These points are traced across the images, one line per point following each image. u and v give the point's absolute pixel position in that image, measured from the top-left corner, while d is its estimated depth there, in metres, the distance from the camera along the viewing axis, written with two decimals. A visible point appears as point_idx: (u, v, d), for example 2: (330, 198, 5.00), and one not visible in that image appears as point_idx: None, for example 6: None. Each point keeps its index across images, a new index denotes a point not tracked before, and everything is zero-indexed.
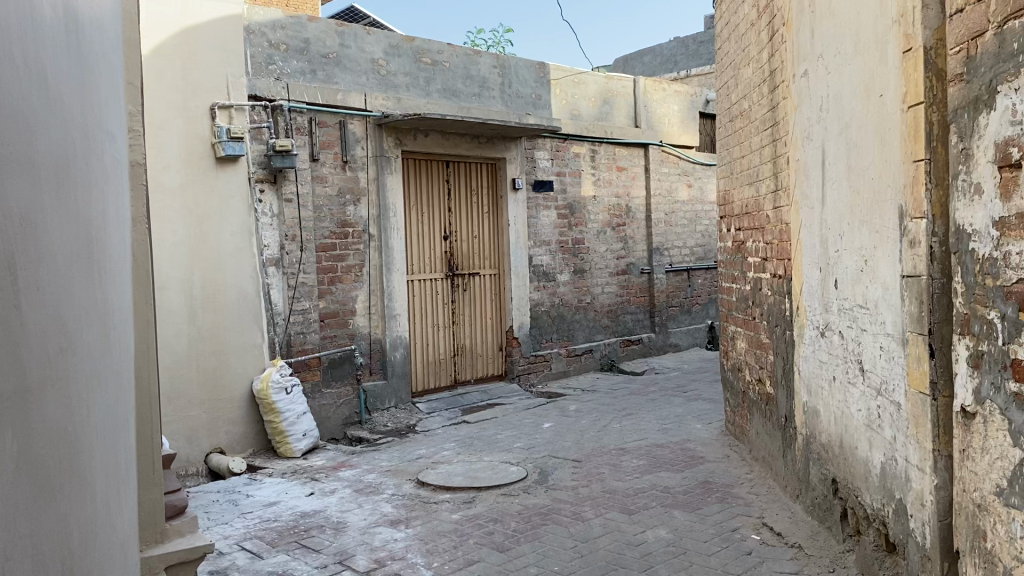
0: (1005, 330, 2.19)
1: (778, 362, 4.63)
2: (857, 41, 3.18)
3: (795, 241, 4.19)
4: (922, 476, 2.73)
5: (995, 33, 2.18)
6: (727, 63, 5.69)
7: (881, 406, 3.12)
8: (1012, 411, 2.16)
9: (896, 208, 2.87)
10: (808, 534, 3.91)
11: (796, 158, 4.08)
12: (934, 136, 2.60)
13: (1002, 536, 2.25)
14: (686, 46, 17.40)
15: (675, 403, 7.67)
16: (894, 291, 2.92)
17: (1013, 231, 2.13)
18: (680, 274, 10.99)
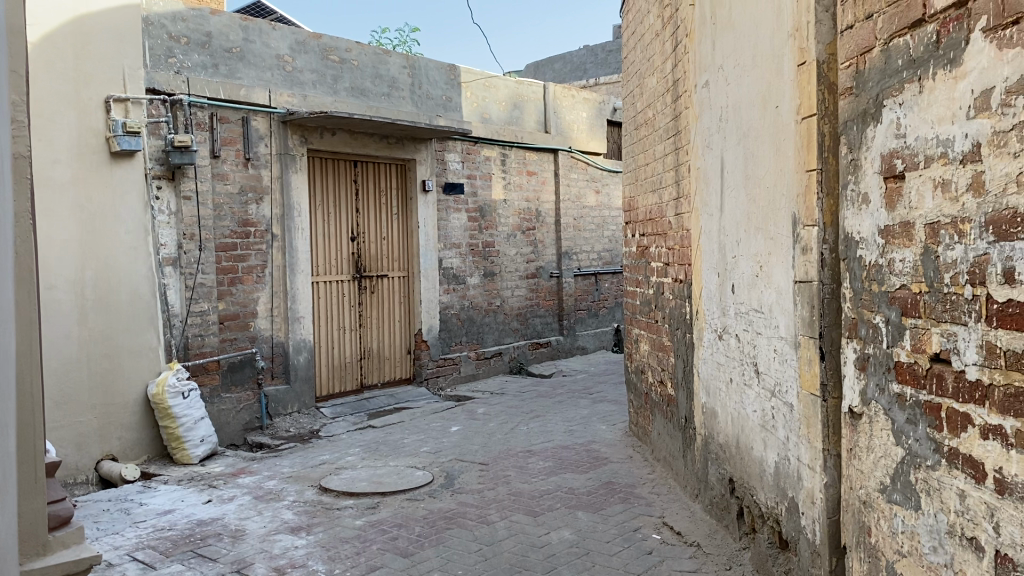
0: (889, 333, 2.28)
1: (679, 364, 4.73)
2: (755, 52, 3.28)
3: (695, 246, 4.29)
4: (813, 475, 2.83)
5: (881, 49, 2.28)
6: (632, 71, 5.79)
7: (775, 407, 3.22)
8: (894, 411, 2.26)
9: (790, 215, 2.97)
10: (706, 532, 4.00)
11: (697, 166, 4.18)
12: (826, 146, 2.70)
13: (885, 532, 2.35)
14: (595, 54, 17.72)
15: (581, 405, 7.76)
16: (788, 295, 3.02)
17: (896, 240, 2.23)
18: (588, 278, 11.14)
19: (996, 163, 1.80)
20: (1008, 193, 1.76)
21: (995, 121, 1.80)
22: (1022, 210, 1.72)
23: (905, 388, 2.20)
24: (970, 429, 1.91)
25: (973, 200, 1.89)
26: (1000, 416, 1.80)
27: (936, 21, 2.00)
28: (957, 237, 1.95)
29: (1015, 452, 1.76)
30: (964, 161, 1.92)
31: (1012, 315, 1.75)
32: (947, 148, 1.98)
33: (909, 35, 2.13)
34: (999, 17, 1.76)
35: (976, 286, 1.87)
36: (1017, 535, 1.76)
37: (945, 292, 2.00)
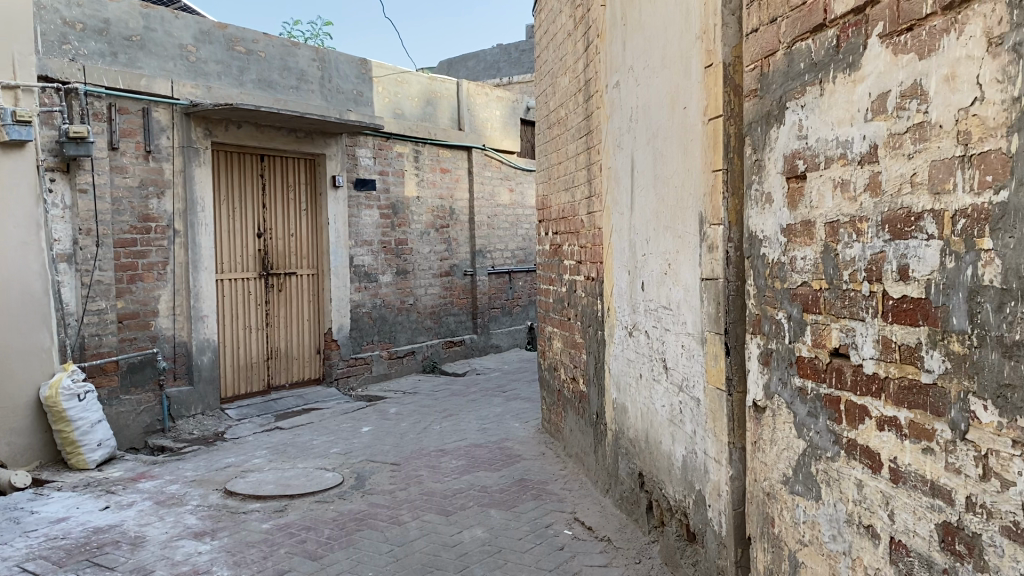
0: (791, 329, 2.35)
1: (591, 361, 4.78)
2: (664, 53, 3.32)
3: (606, 245, 4.34)
4: (718, 468, 2.90)
5: (784, 52, 2.34)
6: (545, 71, 5.82)
7: (683, 402, 3.28)
8: (796, 405, 2.33)
9: (696, 214, 3.02)
10: (617, 527, 4.05)
11: (608, 165, 4.22)
12: (731, 147, 2.76)
13: (788, 522, 2.41)
14: (508, 53, 17.80)
15: (494, 403, 7.76)
16: (694, 292, 3.08)
17: (798, 238, 2.29)
18: (501, 276, 11.16)
19: (892, 163, 1.86)
20: (903, 194, 1.83)
21: (891, 124, 1.86)
22: (915, 209, 1.78)
23: (807, 381, 2.26)
24: (867, 421, 1.98)
25: (870, 200, 1.95)
26: (895, 407, 1.87)
27: (835, 25, 2.06)
28: (855, 236, 2.01)
29: (908, 442, 1.82)
30: (862, 162, 1.98)
31: (906, 309, 1.82)
32: (845, 149, 2.05)
33: (811, 39, 2.19)
34: (896, 22, 1.82)
35: (873, 283, 1.94)
36: (910, 522, 1.83)
37: (845, 289, 2.06)
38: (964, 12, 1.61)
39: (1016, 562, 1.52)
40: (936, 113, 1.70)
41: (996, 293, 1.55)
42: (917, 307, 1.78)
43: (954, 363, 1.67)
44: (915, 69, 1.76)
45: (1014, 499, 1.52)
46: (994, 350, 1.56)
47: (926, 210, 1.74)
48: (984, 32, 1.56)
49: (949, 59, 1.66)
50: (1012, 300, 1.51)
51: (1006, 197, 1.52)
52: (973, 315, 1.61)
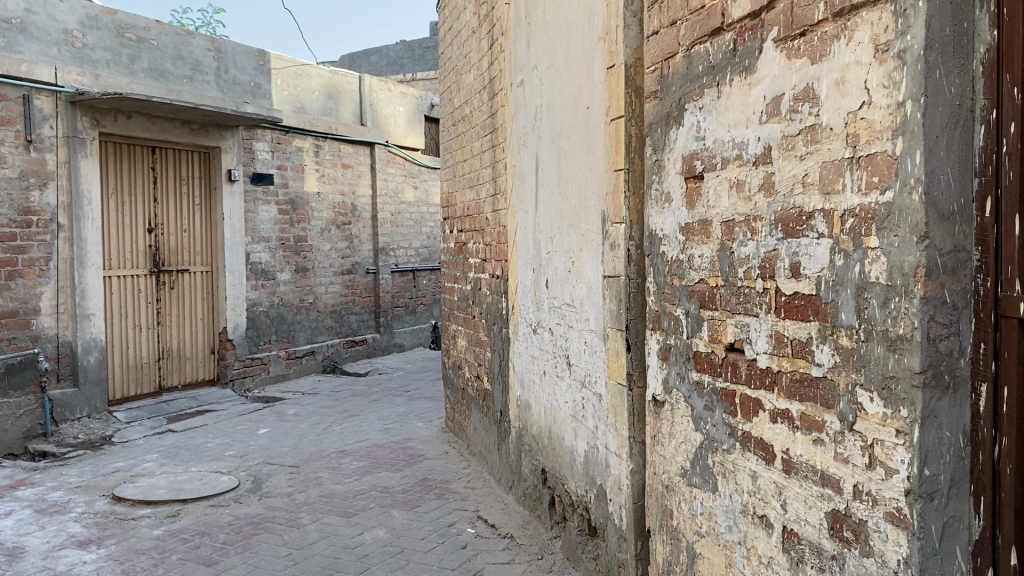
0: (689, 324, 2.40)
1: (495, 358, 4.78)
2: (567, 53, 3.35)
3: (511, 243, 4.35)
4: (619, 462, 2.94)
5: (684, 55, 2.38)
6: (449, 68, 5.79)
7: (585, 398, 3.32)
8: (693, 398, 2.38)
9: (599, 213, 3.06)
10: (520, 523, 4.07)
11: (513, 163, 4.23)
12: (632, 147, 2.81)
13: (685, 513, 2.47)
14: (412, 50, 17.73)
15: (397, 403, 7.69)
16: (597, 290, 3.12)
17: (696, 236, 2.34)
18: (405, 275, 11.06)
19: (785, 164, 1.92)
20: (795, 194, 1.89)
21: (784, 126, 1.92)
22: (807, 208, 1.85)
23: (704, 375, 2.32)
24: (761, 414, 2.04)
25: (763, 200, 2.01)
26: (787, 400, 1.93)
27: (733, 29, 2.12)
28: (749, 235, 2.07)
29: (799, 433, 1.89)
30: (757, 163, 2.04)
31: (797, 305, 1.89)
32: (741, 150, 2.10)
33: (709, 42, 2.24)
34: (789, 28, 1.89)
35: (766, 279, 2.00)
36: (801, 511, 1.89)
37: (739, 285, 2.12)
38: (852, 19, 1.68)
39: (899, 546, 1.59)
40: (827, 116, 1.76)
41: (882, 289, 1.62)
42: (809, 303, 1.85)
43: (842, 357, 1.74)
44: (808, 73, 1.83)
45: (897, 486, 1.59)
46: (880, 344, 1.63)
47: (817, 210, 1.81)
48: (871, 39, 1.63)
49: (839, 64, 1.73)
50: (897, 295, 1.59)
51: (892, 197, 1.59)
52: (860, 310, 1.68)
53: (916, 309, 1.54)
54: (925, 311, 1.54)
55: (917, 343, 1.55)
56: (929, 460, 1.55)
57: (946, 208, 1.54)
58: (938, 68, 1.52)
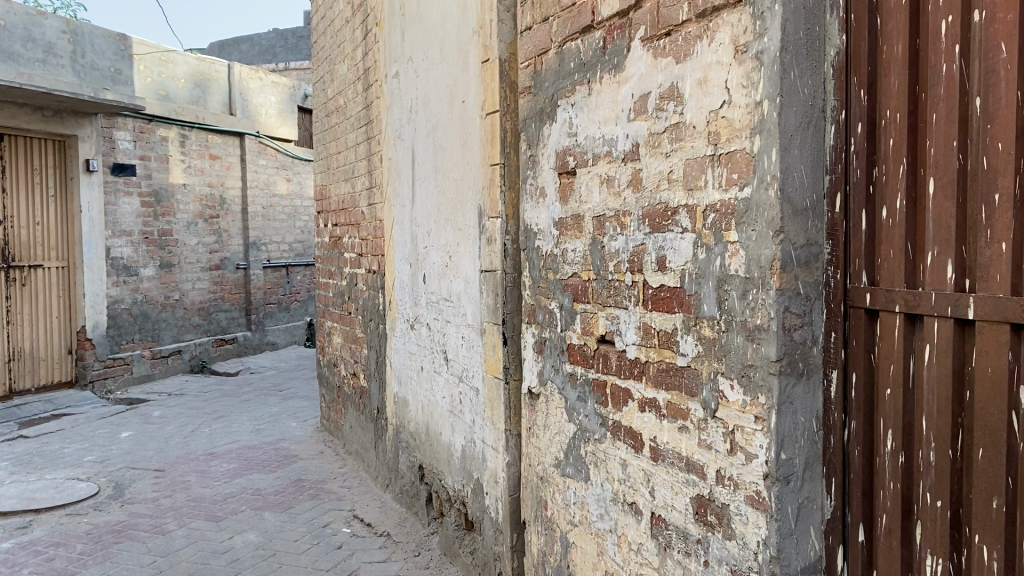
0: (562, 318, 2.44)
1: (371, 355, 4.72)
2: (442, 47, 3.33)
3: (387, 237, 4.30)
4: (495, 455, 2.96)
5: (556, 51, 2.41)
6: (322, 57, 5.65)
7: (462, 392, 3.31)
8: (567, 390, 2.42)
9: (475, 207, 3.06)
10: (396, 521, 4.03)
11: (388, 156, 4.18)
12: (507, 142, 2.82)
13: (559, 504, 2.50)
14: (284, 38, 17.31)
15: (270, 403, 7.48)
16: (474, 285, 3.12)
17: (569, 231, 2.37)
18: (277, 271, 10.77)
19: (651, 161, 1.97)
20: (661, 190, 1.94)
21: (650, 124, 1.97)
22: (671, 204, 1.90)
23: (577, 367, 2.36)
24: (630, 403, 2.09)
25: (632, 195, 2.05)
26: (654, 389, 1.98)
27: (602, 27, 2.15)
28: (619, 229, 2.12)
29: (666, 421, 1.94)
30: (626, 160, 2.08)
31: (663, 298, 1.94)
32: (611, 147, 2.14)
33: (580, 40, 2.27)
34: (656, 27, 1.93)
35: (634, 273, 2.05)
36: (667, 497, 1.95)
37: (610, 279, 2.16)
38: (714, 21, 1.74)
39: (759, 527, 1.65)
40: (690, 115, 1.82)
41: (741, 282, 1.69)
42: (673, 295, 1.90)
43: (705, 347, 1.80)
44: (672, 72, 1.88)
45: (756, 470, 1.65)
46: (739, 334, 1.70)
47: (681, 206, 1.87)
48: (731, 39, 1.69)
49: (701, 64, 1.78)
50: (754, 287, 1.65)
51: (750, 193, 1.65)
52: (721, 302, 1.74)
53: (772, 299, 1.61)
54: (781, 302, 1.61)
55: (773, 332, 1.61)
56: (785, 444, 1.62)
57: (799, 204, 1.61)
58: (792, 70, 1.58)
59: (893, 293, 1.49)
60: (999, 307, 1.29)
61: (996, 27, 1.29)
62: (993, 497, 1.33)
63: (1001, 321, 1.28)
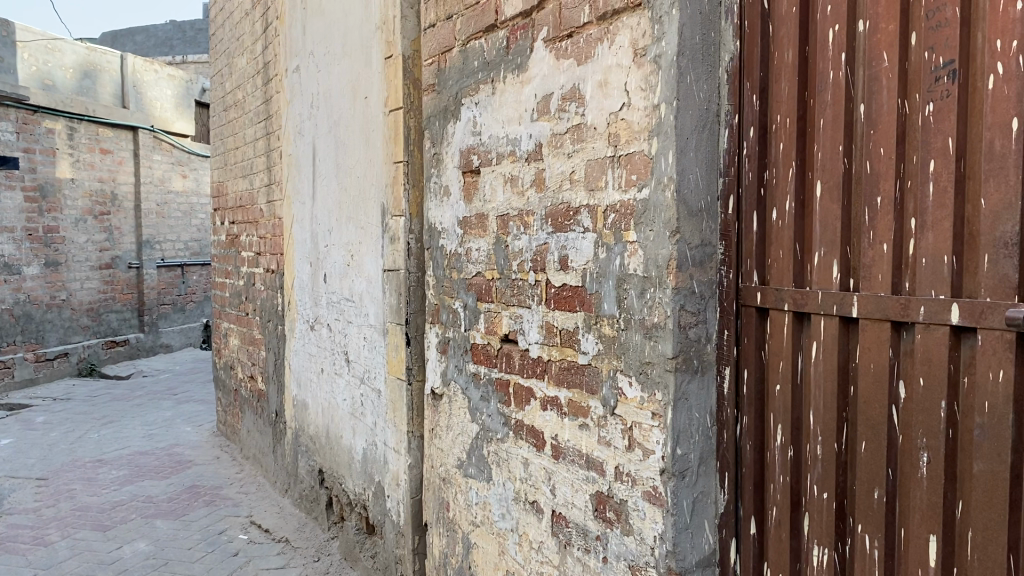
0: (466, 317, 2.43)
1: (269, 357, 4.60)
2: (345, 41, 3.28)
3: (286, 236, 4.20)
4: (397, 457, 2.92)
5: (460, 50, 2.40)
6: (221, 50, 5.49)
7: (364, 394, 3.26)
8: (470, 390, 2.41)
9: (378, 205, 3.02)
10: (295, 526, 3.94)
11: (288, 152, 4.09)
12: (411, 139, 2.79)
13: (461, 505, 2.49)
14: (182, 31, 16.82)
15: (163, 407, 7.21)
16: (376, 284, 3.08)
17: (473, 230, 2.37)
18: (172, 270, 10.41)
19: (554, 161, 1.98)
20: (564, 190, 1.95)
21: (553, 124, 1.98)
22: (573, 204, 1.92)
23: (480, 367, 2.35)
24: (533, 402, 2.10)
25: (535, 195, 2.06)
26: (556, 387, 2.00)
27: (506, 27, 2.15)
28: (523, 229, 2.12)
29: (567, 419, 1.95)
30: (529, 159, 2.08)
31: (565, 297, 1.96)
32: (514, 146, 2.14)
33: (484, 39, 2.27)
34: (558, 29, 1.94)
35: (538, 272, 2.05)
36: (568, 495, 1.96)
37: (513, 278, 2.17)
38: (615, 24, 1.76)
39: (655, 522, 1.68)
40: (591, 116, 1.84)
41: (639, 280, 1.71)
42: (575, 294, 1.92)
43: (605, 345, 1.82)
44: (574, 74, 1.89)
45: (653, 466, 1.68)
46: (637, 332, 1.72)
47: (582, 206, 1.88)
48: (630, 43, 1.72)
49: (602, 66, 1.80)
50: (651, 286, 1.68)
51: (647, 195, 1.68)
52: (620, 301, 1.77)
53: (669, 298, 1.64)
54: (677, 300, 1.64)
55: (669, 330, 1.64)
56: (681, 439, 1.65)
57: (695, 205, 1.65)
58: (689, 73, 1.62)
59: (782, 293, 1.54)
60: (880, 305, 1.34)
61: (879, 37, 1.35)
62: (874, 488, 1.38)
63: (882, 319, 1.34)
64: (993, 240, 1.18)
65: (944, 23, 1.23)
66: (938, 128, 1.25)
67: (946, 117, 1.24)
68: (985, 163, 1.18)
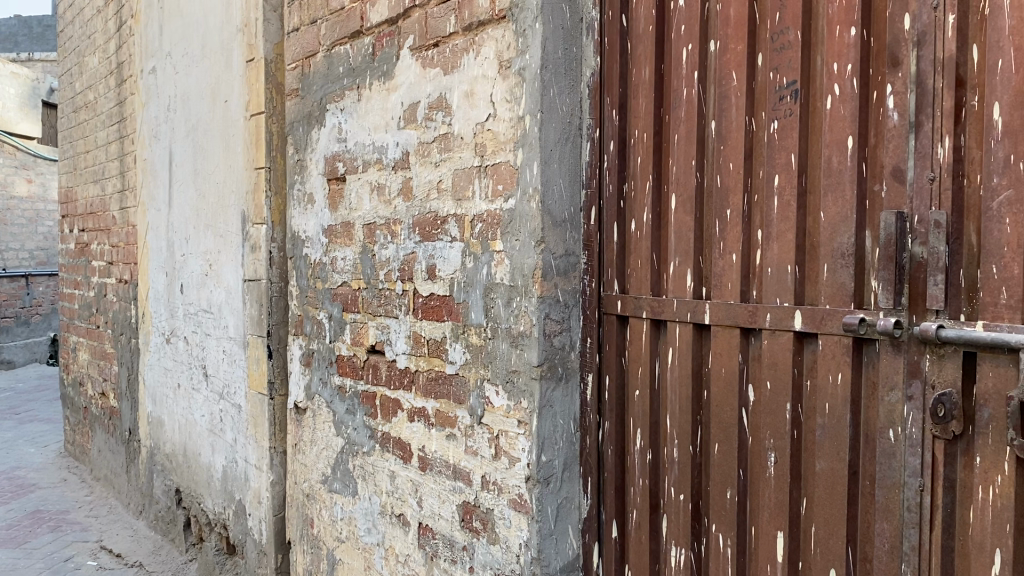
0: (331, 328, 2.38)
1: (122, 372, 4.37)
2: (204, 43, 3.17)
3: (140, 245, 4.00)
4: (259, 475, 2.82)
5: (324, 55, 2.36)
6: (70, 49, 5.20)
7: (223, 410, 3.14)
8: (335, 403, 2.36)
9: (238, 213, 2.92)
10: (150, 550, 3.75)
11: (142, 157, 3.91)
12: (273, 145, 2.72)
13: (326, 520, 2.43)
14: (29, 27, 15.92)
15: (3, 427, 6.71)
16: (236, 295, 2.98)
17: (339, 239, 2.32)
18: (15, 280, 9.76)
19: (421, 170, 1.97)
20: (430, 199, 1.94)
21: (420, 133, 1.97)
22: (440, 214, 1.91)
23: (345, 379, 2.31)
24: (399, 414, 2.07)
25: (402, 204, 2.04)
26: (424, 398, 1.98)
27: (371, 34, 2.13)
28: (389, 238, 2.10)
29: (434, 430, 1.94)
30: (395, 168, 2.06)
31: (433, 307, 1.95)
32: (381, 154, 2.12)
33: (348, 45, 2.24)
34: (423, 37, 1.94)
35: (405, 282, 2.04)
36: (435, 506, 1.95)
37: (380, 288, 2.14)
38: (480, 35, 1.77)
39: (520, 530, 1.69)
40: (457, 126, 1.84)
41: (506, 290, 1.73)
42: (443, 304, 1.91)
43: (472, 354, 1.82)
44: (440, 83, 1.89)
45: (518, 474, 1.69)
46: (504, 341, 1.73)
47: (449, 215, 1.88)
48: (495, 55, 1.73)
49: (468, 76, 1.81)
50: (518, 295, 1.69)
51: (513, 205, 1.69)
52: (487, 310, 1.78)
53: (533, 307, 1.65)
54: (542, 309, 1.65)
55: (535, 338, 1.66)
56: (546, 447, 1.66)
57: (559, 216, 1.68)
58: (552, 87, 1.65)
59: (641, 301, 1.59)
60: (730, 313, 1.41)
61: (728, 57, 1.41)
62: (726, 488, 1.44)
63: (732, 325, 1.41)
64: (832, 250, 1.25)
65: (787, 46, 1.31)
66: (782, 146, 1.32)
67: (789, 135, 1.31)
68: (824, 178, 1.26)
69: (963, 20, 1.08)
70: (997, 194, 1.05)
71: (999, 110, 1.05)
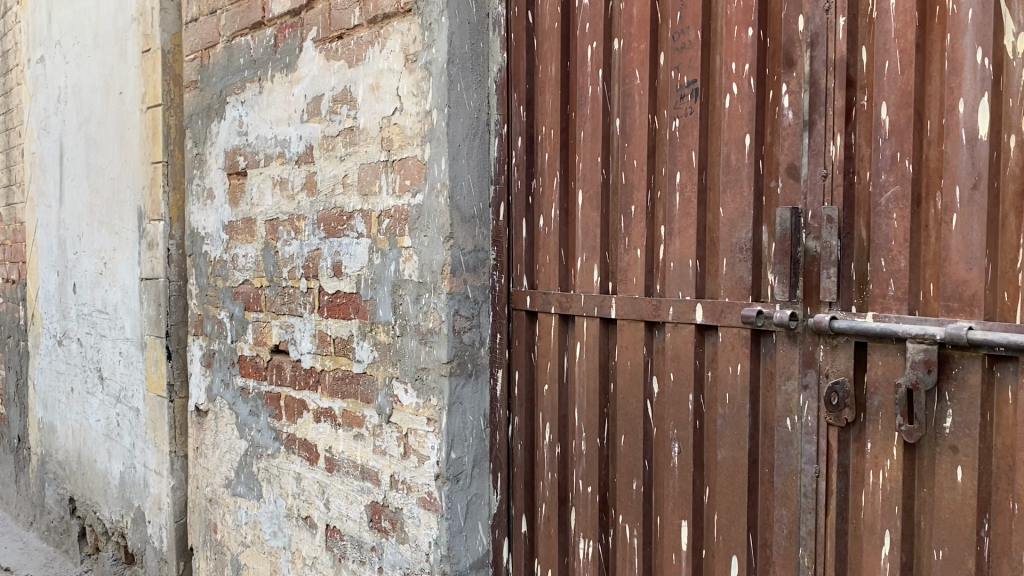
0: (233, 327, 2.31)
1: (9, 377, 4.15)
2: (96, 32, 3.04)
3: (28, 243, 3.81)
4: (159, 480, 2.72)
5: (224, 46, 2.29)
6: None
7: (120, 414, 3.02)
8: (238, 405, 2.30)
9: (134, 209, 2.81)
10: (42, 562, 3.61)
11: (30, 151, 3.72)
12: (171, 138, 2.62)
13: (229, 525, 2.36)
14: None
15: None
16: (132, 295, 2.86)
17: (240, 235, 2.26)
18: None
19: (325, 165, 1.93)
20: (336, 194, 1.91)
21: (323, 126, 1.93)
22: (346, 210, 1.88)
23: (248, 380, 2.25)
24: (305, 414, 2.03)
25: (306, 199, 2.00)
26: (330, 398, 1.95)
27: (273, 25, 2.08)
28: (293, 234, 2.05)
29: (341, 430, 1.91)
30: (299, 162, 2.02)
31: (339, 305, 1.91)
32: (283, 148, 2.07)
33: (249, 36, 2.18)
34: (327, 30, 1.91)
35: (310, 279, 1.99)
36: (343, 507, 1.91)
37: (283, 286, 2.09)
38: (385, 28, 1.75)
39: (429, 528, 1.68)
40: (363, 120, 1.81)
41: (414, 286, 1.71)
42: (350, 302, 1.88)
43: (380, 353, 1.79)
44: (344, 76, 1.86)
45: (427, 472, 1.68)
46: (412, 338, 1.72)
47: (355, 211, 1.85)
48: (401, 48, 1.71)
49: (373, 69, 1.78)
50: (426, 292, 1.68)
51: (421, 200, 1.68)
52: (395, 307, 1.76)
53: (442, 304, 1.64)
54: (451, 306, 1.64)
55: (444, 335, 1.65)
56: (455, 444, 1.66)
57: (467, 211, 1.67)
58: (459, 82, 1.64)
59: (549, 296, 1.60)
60: (635, 307, 1.43)
61: (632, 55, 1.43)
62: (633, 479, 1.46)
63: (637, 319, 1.43)
64: (731, 245, 1.28)
65: (688, 45, 1.33)
66: (683, 143, 1.35)
67: (690, 132, 1.34)
68: (724, 175, 1.29)
69: (852, 23, 1.12)
70: (885, 190, 1.09)
71: (886, 109, 1.09)
